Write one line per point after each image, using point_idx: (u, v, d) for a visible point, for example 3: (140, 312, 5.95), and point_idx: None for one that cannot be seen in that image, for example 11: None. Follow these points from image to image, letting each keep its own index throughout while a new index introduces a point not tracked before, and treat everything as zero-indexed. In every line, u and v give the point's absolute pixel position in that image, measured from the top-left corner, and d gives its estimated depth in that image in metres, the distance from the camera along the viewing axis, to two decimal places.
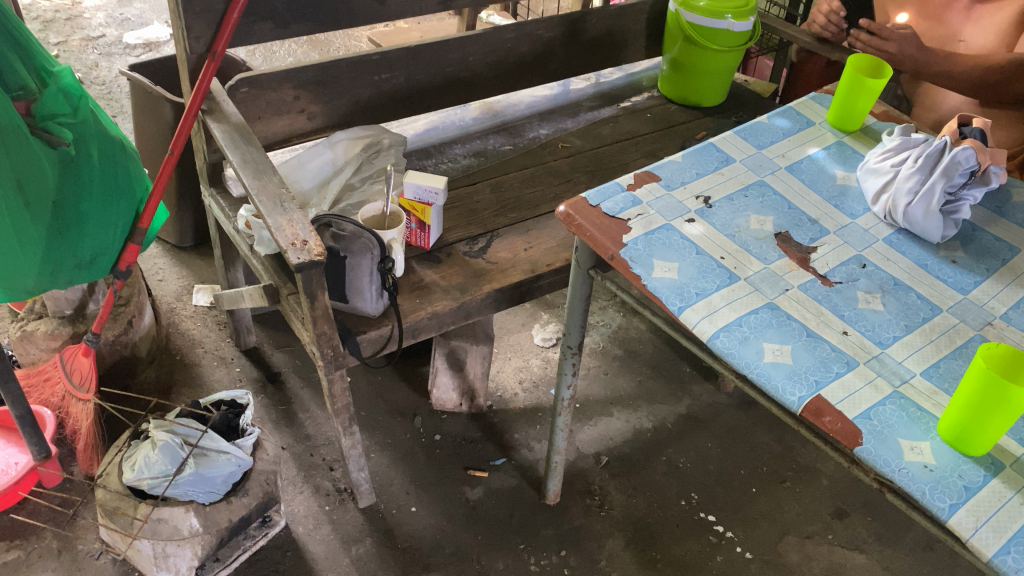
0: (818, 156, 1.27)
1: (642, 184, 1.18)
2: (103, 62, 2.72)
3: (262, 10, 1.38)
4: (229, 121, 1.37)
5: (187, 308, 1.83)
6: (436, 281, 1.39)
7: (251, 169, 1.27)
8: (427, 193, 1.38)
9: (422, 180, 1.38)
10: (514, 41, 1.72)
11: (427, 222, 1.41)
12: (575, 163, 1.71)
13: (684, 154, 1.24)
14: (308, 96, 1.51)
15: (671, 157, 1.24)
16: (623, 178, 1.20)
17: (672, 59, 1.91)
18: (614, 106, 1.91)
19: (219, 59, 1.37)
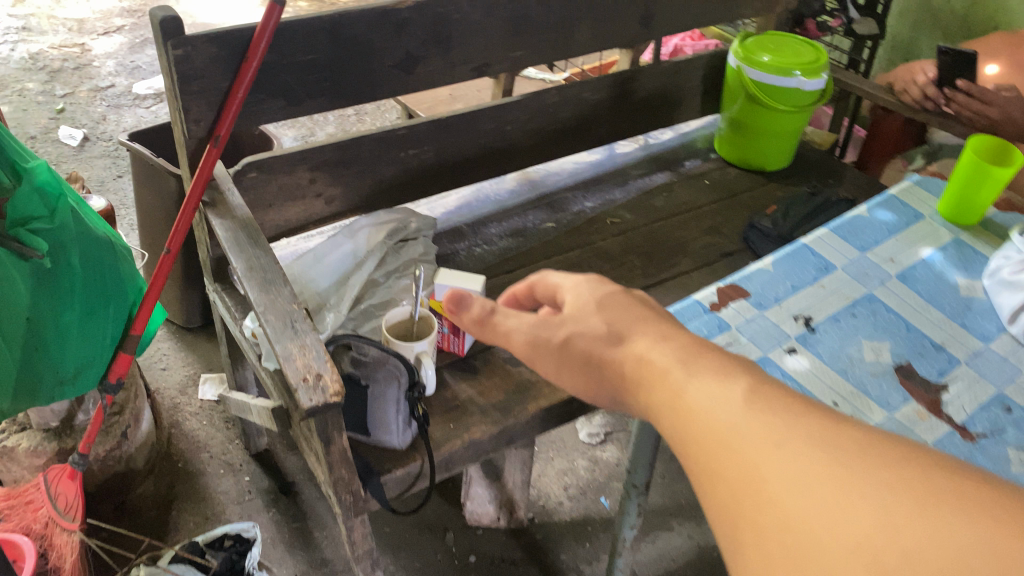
0: (933, 259, 1.06)
1: (728, 302, 0.97)
2: (111, 115, 2.56)
3: (272, 86, 1.20)
4: (233, 214, 1.18)
5: (192, 403, 1.64)
6: (474, 397, 1.18)
7: (256, 279, 1.07)
8: (462, 294, 1.17)
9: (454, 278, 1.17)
10: (557, 106, 1.53)
11: (462, 326, 1.21)
12: (628, 242, 1.51)
13: (775, 260, 1.04)
14: (325, 178, 1.33)
15: (759, 263, 1.03)
16: (704, 293, 0.99)
17: (732, 119, 1.71)
18: (668, 171, 1.70)
19: (222, 144, 1.18)
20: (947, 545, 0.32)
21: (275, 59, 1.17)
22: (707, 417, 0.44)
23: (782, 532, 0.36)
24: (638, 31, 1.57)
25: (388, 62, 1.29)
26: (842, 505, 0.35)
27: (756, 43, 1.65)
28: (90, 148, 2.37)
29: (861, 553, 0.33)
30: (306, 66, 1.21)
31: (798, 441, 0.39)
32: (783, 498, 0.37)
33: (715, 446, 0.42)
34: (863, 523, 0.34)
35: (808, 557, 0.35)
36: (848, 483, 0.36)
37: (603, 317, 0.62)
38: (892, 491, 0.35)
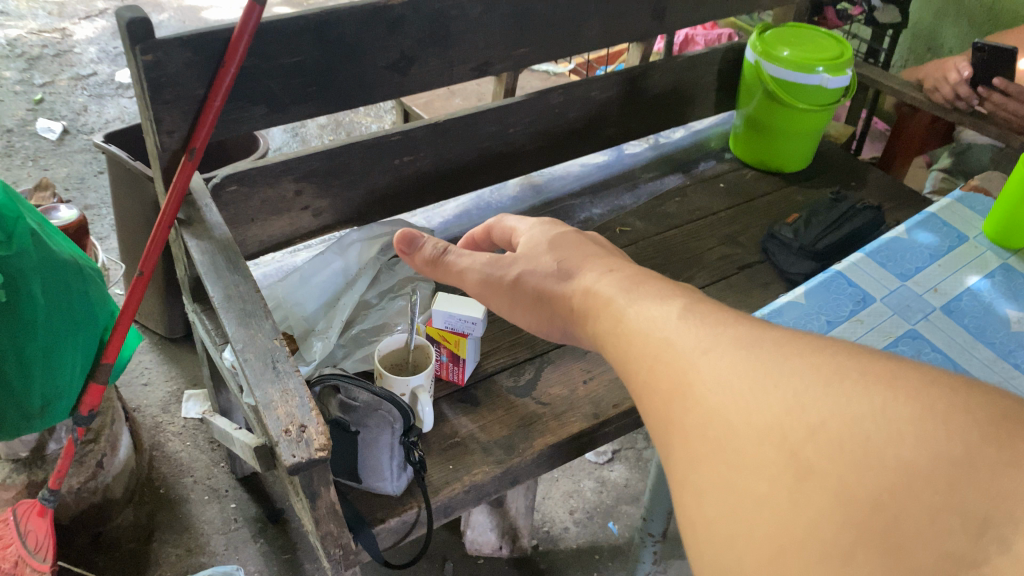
0: (981, 289, 0.96)
1: None
2: (92, 105, 2.44)
3: (253, 92, 1.09)
4: (210, 235, 1.08)
5: (175, 423, 1.55)
6: (475, 433, 1.09)
7: (235, 310, 0.98)
8: (461, 322, 1.08)
9: (453, 304, 1.08)
10: (563, 106, 1.42)
11: (462, 355, 1.11)
12: (639, 253, 1.41)
13: (807, 290, 0.93)
14: (312, 190, 1.22)
15: (790, 294, 0.93)
16: None
17: (748, 117, 1.60)
18: (680, 174, 1.60)
19: (198, 157, 1.08)
20: (879, 437, 0.29)
21: (256, 63, 1.06)
22: (643, 339, 0.41)
23: (706, 425, 0.34)
24: (650, 25, 1.46)
25: (381, 63, 1.18)
26: (772, 400, 0.32)
27: (775, 36, 1.54)
28: (70, 142, 2.26)
29: (779, 444, 0.31)
30: (290, 70, 1.10)
31: (728, 343, 0.37)
32: (709, 397, 0.34)
33: (650, 360, 0.40)
34: (793, 411, 0.31)
35: (732, 453, 0.32)
36: (782, 375, 0.33)
37: (551, 257, 0.84)
38: (825, 380, 0.32)
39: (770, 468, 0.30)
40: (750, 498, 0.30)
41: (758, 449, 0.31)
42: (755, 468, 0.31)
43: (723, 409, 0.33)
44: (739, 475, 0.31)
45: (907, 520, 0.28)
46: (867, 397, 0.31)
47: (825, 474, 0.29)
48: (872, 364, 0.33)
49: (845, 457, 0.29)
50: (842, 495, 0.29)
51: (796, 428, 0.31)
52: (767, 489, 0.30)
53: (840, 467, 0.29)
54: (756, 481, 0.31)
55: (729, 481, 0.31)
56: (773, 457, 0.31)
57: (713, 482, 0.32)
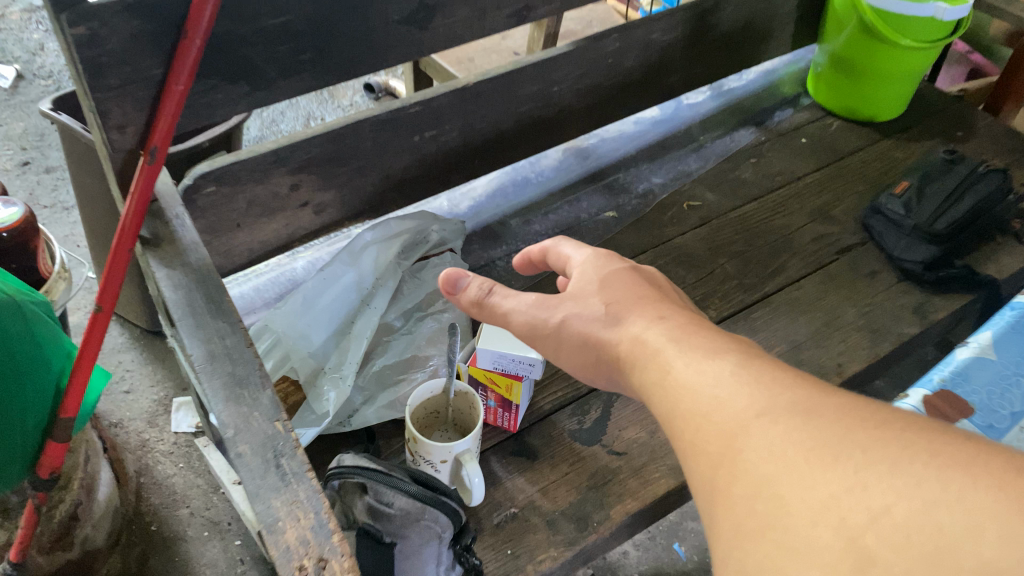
0: None
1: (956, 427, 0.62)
2: (49, 43, 2.13)
3: (229, 67, 0.81)
4: (184, 261, 0.82)
5: (164, 440, 1.33)
6: (535, 501, 0.86)
7: (221, 377, 0.73)
8: (518, 364, 0.83)
9: (507, 343, 0.82)
10: (618, 54, 1.14)
11: (514, 401, 0.87)
12: (712, 236, 1.16)
13: (995, 338, 0.70)
14: (311, 183, 0.96)
15: (972, 344, 0.70)
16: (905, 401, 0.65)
17: (835, 55, 1.31)
18: (752, 130, 1.34)
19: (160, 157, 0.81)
20: (936, 513, 0.29)
21: (230, 29, 0.78)
22: (695, 401, 0.43)
23: (756, 498, 0.34)
24: None
25: (394, 17, 0.90)
26: (814, 474, 0.32)
27: None
28: (25, 90, 1.97)
29: (830, 523, 0.30)
30: (275, 33, 0.82)
31: (774, 416, 0.37)
32: (769, 472, 0.34)
33: (701, 424, 0.41)
34: (834, 483, 0.31)
35: (778, 528, 0.32)
36: (827, 450, 0.33)
37: (605, 296, 0.61)
38: (863, 451, 0.32)
39: (826, 553, 0.30)
40: None
41: (803, 521, 0.31)
42: (796, 538, 0.31)
43: (768, 482, 0.34)
44: (782, 546, 0.31)
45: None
46: (913, 470, 0.30)
47: (886, 565, 0.28)
48: (920, 438, 0.32)
49: (884, 527, 0.29)
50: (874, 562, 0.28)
51: (834, 496, 0.31)
52: (805, 562, 0.30)
53: (878, 537, 0.29)
54: (797, 550, 0.31)
55: (773, 550, 0.32)
56: (814, 526, 0.31)
57: (759, 558, 0.32)
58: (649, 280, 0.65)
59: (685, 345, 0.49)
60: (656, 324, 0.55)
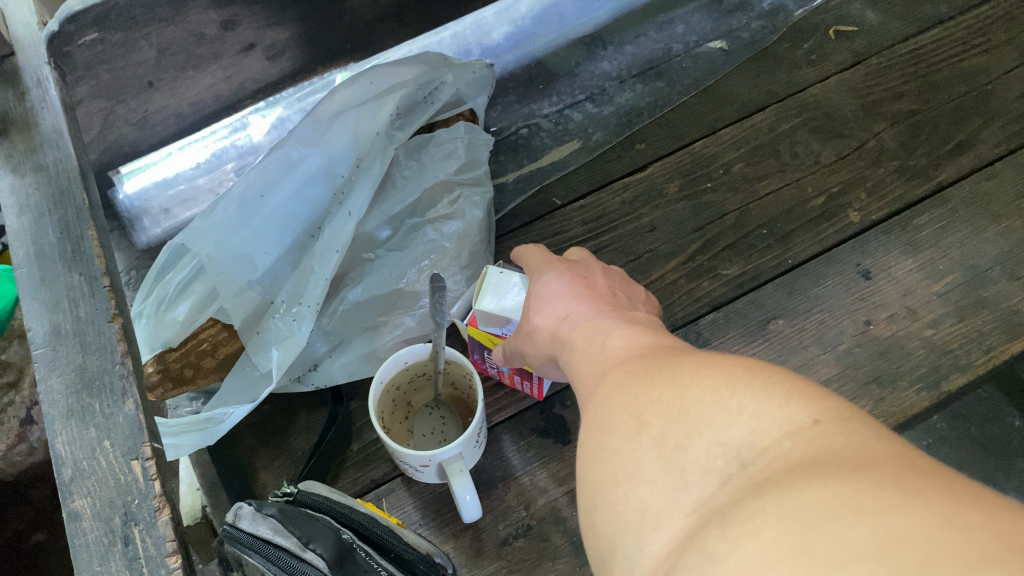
0: None
1: None
2: None
3: None
4: (37, 161, 0.55)
5: None
6: (558, 508, 0.61)
7: (64, 373, 0.48)
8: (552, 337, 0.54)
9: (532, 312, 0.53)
10: None
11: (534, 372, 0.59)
12: (867, 84, 0.78)
13: None
14: (254, 16, 0.64)
15: None
16: None
17: None
18: None
19: None
20: (713, 397, 0.26)
21: None
22: (586, 358, 0.37)
23: (594, 400, 0.33)
24: None
25: None
26: (634, 381, 0.31)
27: None
28: None
29: (628, 406, 0.30)
30: None
31: (637, 349, 0.35)
32: (610, 378, 0.33)
33: (589, 344, 0.39)
34: (645, 388, 0.30)
35: (596, 422, 0.31)
36: (657, 363, 0.31)
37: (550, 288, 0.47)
38: (688, 361, 0.30)
39: (616, 436, 0.29)
40: (596, 456, 0.29)
41: (618, 416, 0.30)
42: (610, 430, 0.29)
43: (605, 393, 0.32)
44: (596, 442, 0.30)
45: (699, 462, 0.25)
46: (705, 375, 0.28)
47: (654, 439, 0.27)
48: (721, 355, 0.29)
49: (670, 414, 0.27)
50: (657, 442, 0.27)
51: (641, 393, 0.30)
52: (611, 453, 0.28)
53: (666, 425, 0.27)
54: (607, 440, 0.29)
55: (595, 449, 0.30)
56: (622, 420, 0.29)
57: (583, 454, 0.31)
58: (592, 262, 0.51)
59: (587, 299, 0.44)
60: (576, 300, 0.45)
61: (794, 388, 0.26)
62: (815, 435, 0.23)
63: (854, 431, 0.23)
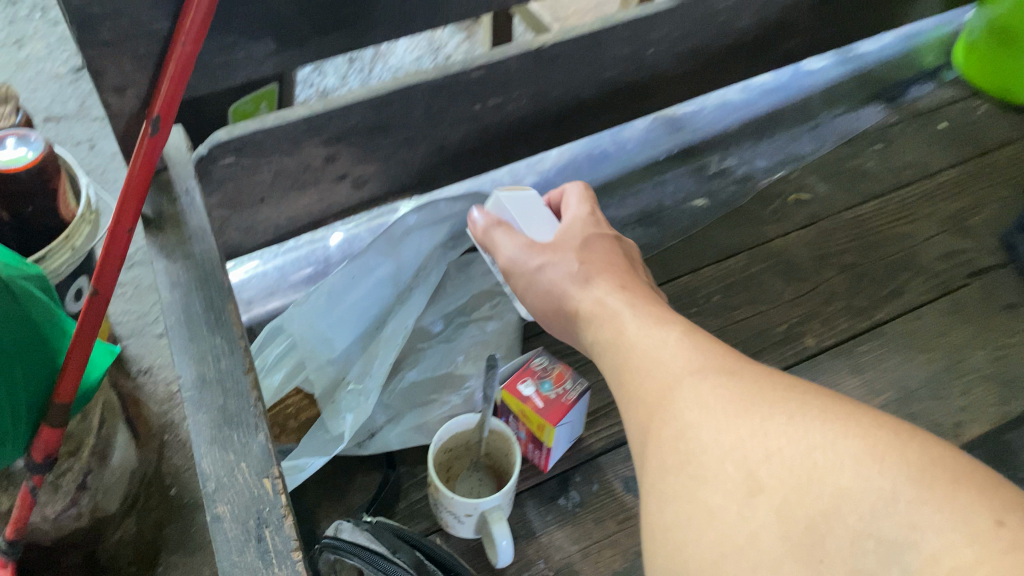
0: None
1: None
2: None
3: (250, 19, 0.67)
4: (187, 252, 0.70)
5: None
6: (571, 562, 0.74)
7: (209, 412, 0.61)
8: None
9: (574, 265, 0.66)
10: (730, 13, 0.95)
11: (546, 443, 0.74)
12: (821, 241, 0.98)
13: None
14: (350, 154, 0.82)
15: None
16: None
17: (999, 24, 1.11)
18: (882, 107, 1.14)
19: (182, 71, 0.65)
20: (850, 485, 0.33)
21: None
22: (651, 384, 0.44)
23: (679, 441, 0.39)
24: None
25: None
26: (742, 434, 0.37)
27: None
28: None
29: (739, 465, 0.36)
30: None
31: (706, 379, 0.41)
32: (698, 420, 0.39)
33: (648, 372, 0.45)
34: (755, 445, 0.36)
35: (698, 467, 0.37)
36: (754, 411, 0.38)
37: (583, 254, 0.60)
38: (810, 423, 0.36)
39: (728, 489, 0.36)
40: (704, 510, 0.36)
41: (727, 473, 0.36)
42: (714, 487, 0.36)
43: (706, 437, 0.38)
44: (697, 498, 0.36)
45: (842, 550, 0.32)
46: (837, 457, 0.34)
47: (770, 496, 0.34)
48: (828, 419, 0.36)
49: (804, 494, 0.34)
50: (782, 517, 0.33)
51: (752, 454, 0.36)
52: (723, 507, 0.35)
53: (797, 498, 0.34)
54: (713, 496, 0.36)
55: (689, 495, 0.37)
56: (732, 476, 0.36)
57: (678, 496, 0.37)
58: (630, 249, 0.66)
59: (633, 319, 0.51)
60: (617, 300, 0.54)
61: (938, 480, 0.32)
62: (945, 532, 0.30)
63: (982, 516, 0.30)
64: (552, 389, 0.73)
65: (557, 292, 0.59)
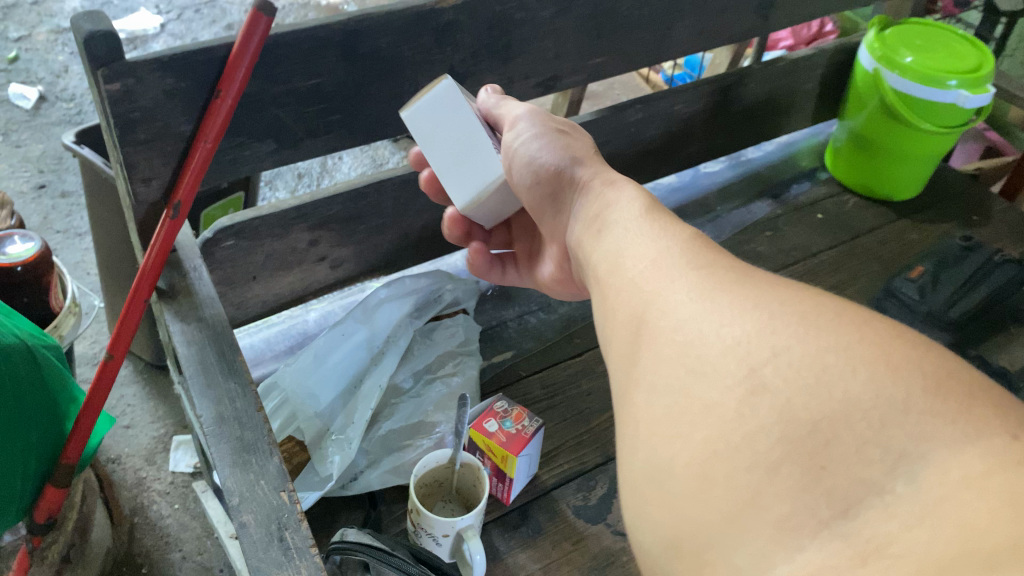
0: None
1: None
2: (73, 65, 2.17)
3: (257, 125, 0.82)
4: (199, 315, 0.81)
5: (161, 479, 1.31)
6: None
7: (229, 442, 0.72)
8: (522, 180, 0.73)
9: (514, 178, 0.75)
10: (640, 124, 1.16)
11: (509, 474, 0.86)
12: None
13: None
14: (330, 239, 0.96)
15: None
16: None
17: (854, 132, 1.34)
18: (770, 201, 1.36)
19: (204, 164, 0.78)
20: (866, 397, 0.33)
21: (261, 89, 0.80)
22: (651, 290, 0.45)
23: (679, 339, 0.40)
24: (751, 23, 1.21)
25: (423, 82, 0.92)
26: (750, 330, 0.38)
27: (895, 38, 1.26)
28: (46, 113, 2.00)
29: (742, 359, 0.37)
30: (306, 95, 0.83)
31: (706, 289, 0.42)
32: (702, 322, 0.40)
33: (647, 278, 0.46)
34: (764, 344, 0.37)
35: (699, 364, 0.38)
36: (763, 308, 0.39)
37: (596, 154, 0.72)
38: (827, 333, 0.37)
39: (730, 382, 0.36)
40: (700, 405, 0.36)
41: (732, 371, 0.37)
42: (714, 383, 0.37)
43: (712, 335, 0.39)
44: (694, 392, 0.37)
45: (847, 457, 0.32)
46: (854, 368, 0.34)
47: (775, 392, 0.35)
48: (846, 330, 0.37)
49: (812, 396, 0.34)
50: (786, 419, 0.34)
51: (758, 354, 0.37)
52: (721, 400, 0.36)
53: (804, 399, 0.34)
54: (710, 392, 0.37)
55: (686, 389, 0.38)
56: (735, 373, 0.36)
57: (675, 388, 0.38)
58: None
59: (632, 224, 0.55)
60: (624, 194, 0.61)
61: (955, 411, 0.33)
62: (954, 444, 0.32)
63: (987, 432, 0.32)
64: (514, 426, 0.87)
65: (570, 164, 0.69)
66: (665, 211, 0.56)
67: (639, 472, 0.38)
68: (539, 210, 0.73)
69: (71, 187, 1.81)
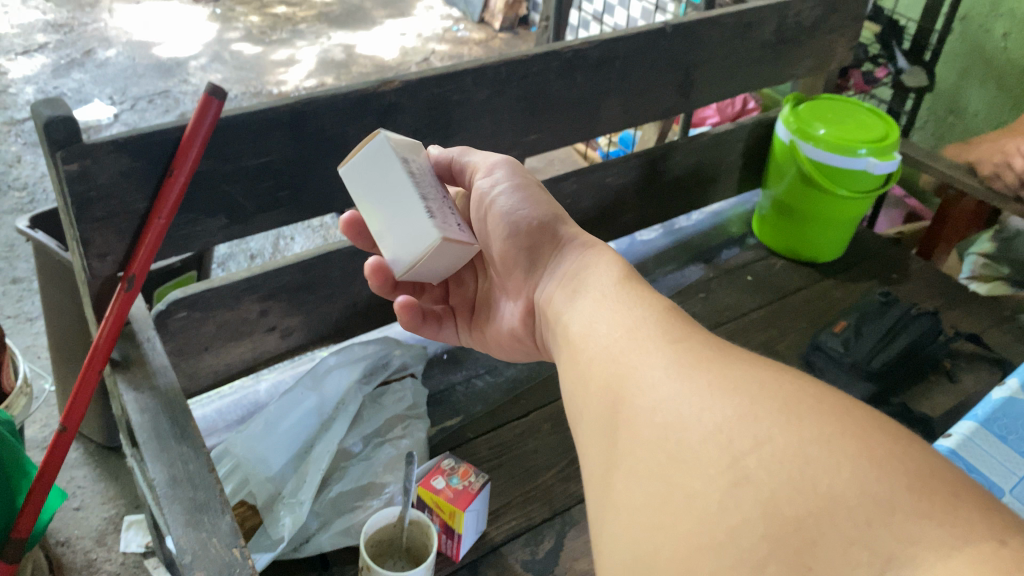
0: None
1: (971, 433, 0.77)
2: (27, 155, 2.21)
3: (208, 201, 0.87)
4: (152, 384, 0.84)
5: (112, 560, 1.30)
6: None
7: (181, 501, 0.74)
8: (445, 214, 0.73)
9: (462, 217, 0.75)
10: (576, 195, 1.23)
11: (459, 530, 0.89)
12: None
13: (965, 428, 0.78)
14: (280, 309, 1.00)
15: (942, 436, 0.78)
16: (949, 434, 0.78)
17: (777, 200, 1.43)
18: (703, 265, 1.44)
19: (159, 237, 0.82)
20: (849, 491, 0.33)
21: (213, 167, 0.85)
22: (635, 377, 0.45)
23: (663, 429, 0.40)
24: (674, 101, 1.30)
25: None
26: (730, 415, 0.38)
27: (808, 112, 1.37)
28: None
29: (725, 447, 0.37)
30: (256, 173, 0.89)
31: (684, 370, 0.43)
32: (686, 412, 0.40)
33: (632, 364, 0.46)
34: (748, 433, 0.37)
35: (682, 454, 0.38)
36: (745, 395, 0.39)
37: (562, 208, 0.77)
38: (811, 423, 0.36)
39: (711, 472, 0.36)
40: (682, 496, 0.37)
41: (717, 461, 0.37)
42: (696, 472, 0.37)
43: (697, 424, 0.39)
44: (675, 481, 0.37)
45: (832, 556, 0.31)
46: (838, 461, 0.34)
47: (759, 485, 0.35)
48: (827, 419, 0.36)
49: (793, 487, 0.34)
50: (770, 513, 0.33)
51: (740, 442, 0.37)
52: (702, 490, 0.36)
53: (785, 492, 0.34)
54: (692, 482, 0.37)
55: (670, 480, 0.38)
56: (718, 462, 0.36)
57: (659, 480, 0.38)
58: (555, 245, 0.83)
59: (608, 292, 0.57)
60: (602, 261, 0.63)
61: (943, 513, 0.32)
62: (945, 547, 0.30)
63: (975, 536, 0.31)
64: (460, 482, 0.90)
65: (551, 223, 0.71)
66: (641, 285, 0.57)
67: (621, 564, 0.38)
68: (510, 265, 0.74)
69: (23, 273, 1.83)
